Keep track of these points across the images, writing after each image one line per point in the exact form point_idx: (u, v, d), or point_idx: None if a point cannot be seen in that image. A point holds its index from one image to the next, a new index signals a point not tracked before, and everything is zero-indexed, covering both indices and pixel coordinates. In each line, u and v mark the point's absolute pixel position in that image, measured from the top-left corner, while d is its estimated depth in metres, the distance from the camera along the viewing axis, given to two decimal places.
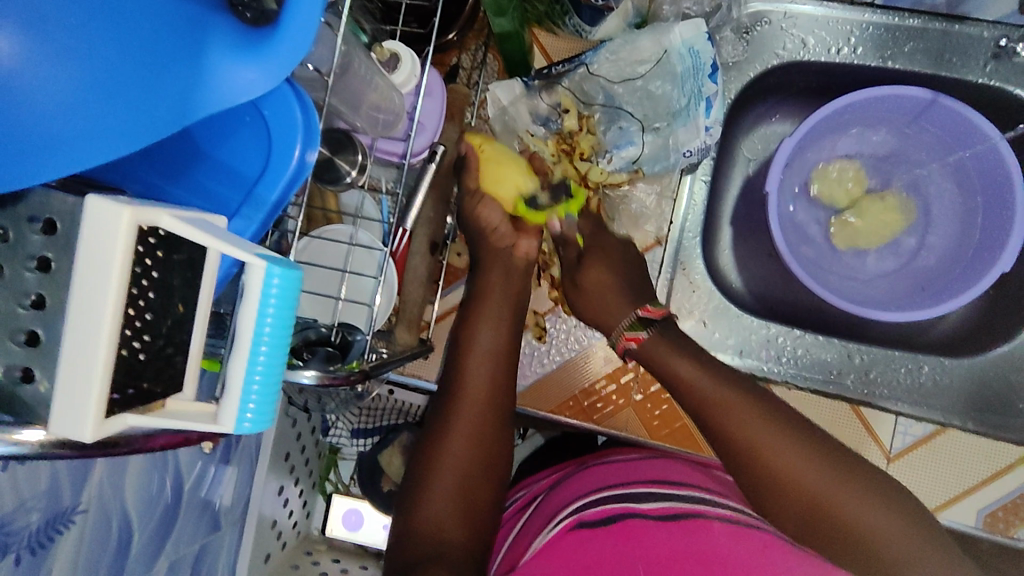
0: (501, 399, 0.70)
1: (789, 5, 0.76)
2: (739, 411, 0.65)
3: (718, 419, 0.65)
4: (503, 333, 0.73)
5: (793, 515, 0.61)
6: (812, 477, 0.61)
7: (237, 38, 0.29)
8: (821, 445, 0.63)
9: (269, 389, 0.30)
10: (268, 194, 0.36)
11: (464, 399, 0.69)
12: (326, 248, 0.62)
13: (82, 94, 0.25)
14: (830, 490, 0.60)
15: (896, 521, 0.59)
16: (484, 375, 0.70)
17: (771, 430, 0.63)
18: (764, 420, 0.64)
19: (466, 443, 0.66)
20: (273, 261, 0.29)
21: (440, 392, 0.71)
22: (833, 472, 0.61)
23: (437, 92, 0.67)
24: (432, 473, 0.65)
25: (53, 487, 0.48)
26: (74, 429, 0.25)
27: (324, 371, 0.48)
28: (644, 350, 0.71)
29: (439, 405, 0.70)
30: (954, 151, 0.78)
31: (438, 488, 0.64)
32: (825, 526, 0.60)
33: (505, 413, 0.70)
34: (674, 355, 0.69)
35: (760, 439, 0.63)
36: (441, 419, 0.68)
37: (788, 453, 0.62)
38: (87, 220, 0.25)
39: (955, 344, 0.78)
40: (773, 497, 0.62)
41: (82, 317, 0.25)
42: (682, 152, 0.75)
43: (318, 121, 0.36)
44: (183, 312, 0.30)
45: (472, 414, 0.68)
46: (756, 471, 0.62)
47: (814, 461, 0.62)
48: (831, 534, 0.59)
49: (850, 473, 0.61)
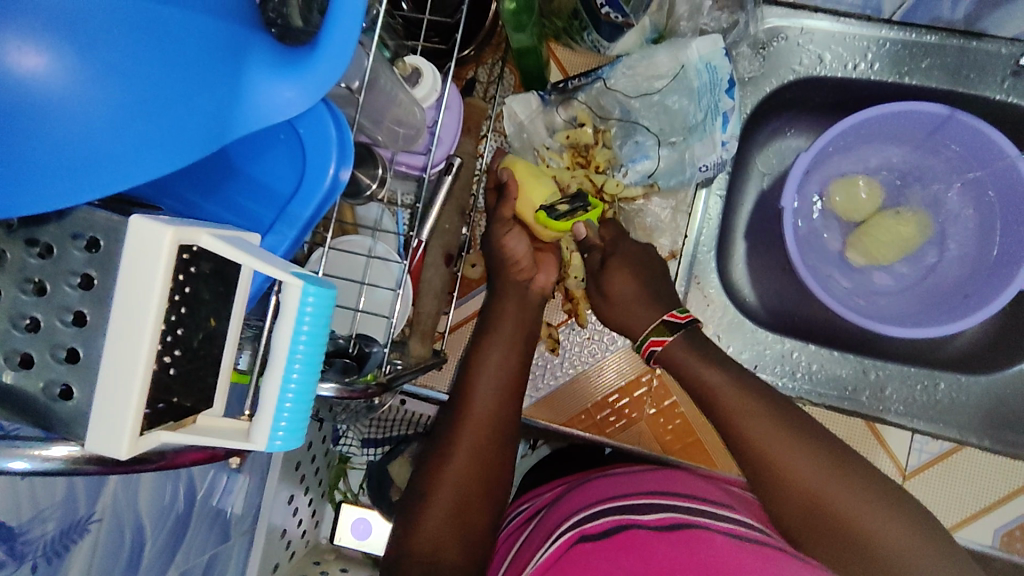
0: (510, 422, 0.69)
1: (806, 21, 0.77)
2: (738, 415, 0.65)
3: (729, 429, 0.65)
4: (515, 349, 0.72)
5: (789, 515, 0.60)
6: (807, 474, 0.60)
7: (275, 59, 0.29)
8: (823, 443, 0.63)
9: (301, 404, 0.30)
10: (301, 211, 0.36)
11: (469, 413, 0.67)
12: (344, 259, 0.62)
13: (128, 112, 0.25)
14: (829, 487, 0.59)
15: (890, 519, 0.57)
16: (493, 396, 0.69)
17: (774, 428, 0.63)
18: (772, 421, 0.64)
19: (469, 459, 0.65)
20: (308, 280, 0.29)
21: (448, 405, 0.70)
22: (834, 471, 0.60)
23: (455, 106, 0.68)
24: (434, 486, 0.64)
25: (70, 495, 0.48)
26: (111, 446, 0.25)
27: (343, 385, 0.49)
28: (685, 370, 0.69)
29: (447, 416, 0.68)
30: (971, 168, 0.78)
31: (438, 504, 0.63)
32: (819, 522, 0.58)
33: (510, 429, 0.69)
34: (686, 354, 0.69)
35: (761, 438, 0.63)
36: (450, 432, 0.67)
37: (788, 452, 0.61)
38: (129, 239, 0.25)
39: (971, 361, 0.78)
40: (772, 495, 0.61)
41: (118, 333, 0.25)
42: (697, 167, 0.76)
43: (352, 139, 0.36)
44: (215, 327, 0.30)
45: (479, 432, 0.66)
46: (759, 468, 0.62)
47: (816, 459, 0.61)
48: (830, 527, 0.58)
49: (847, 471, 0.60)
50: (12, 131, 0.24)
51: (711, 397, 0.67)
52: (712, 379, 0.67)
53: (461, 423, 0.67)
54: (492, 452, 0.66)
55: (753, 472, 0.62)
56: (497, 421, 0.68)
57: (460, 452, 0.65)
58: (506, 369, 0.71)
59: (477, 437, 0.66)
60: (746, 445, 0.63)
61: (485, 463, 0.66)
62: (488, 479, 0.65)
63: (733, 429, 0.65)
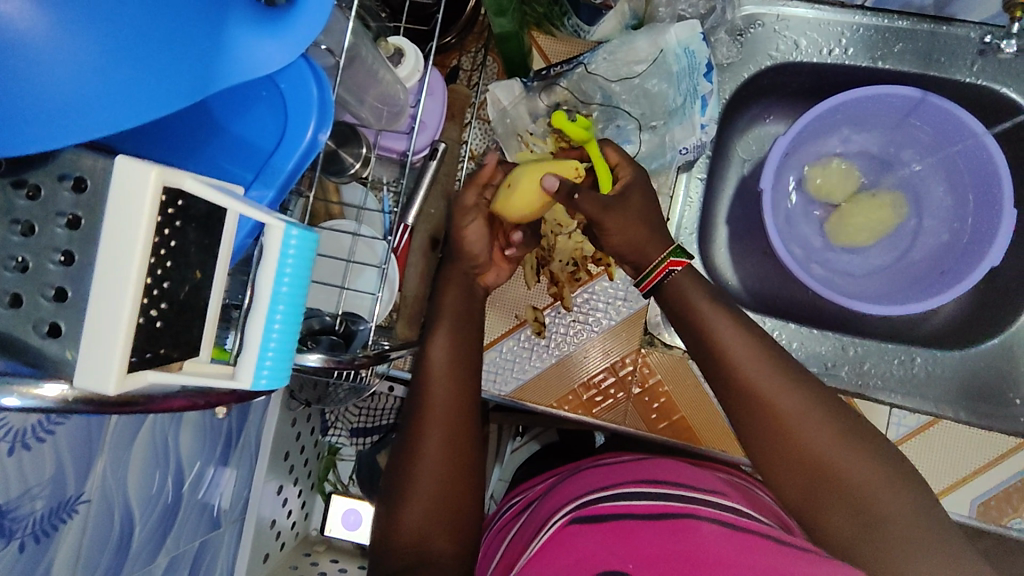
0: (471, 407, 0.66)
1: (781, 8, 0.79)
2: (751, 377, 0.61)
3: (748, 398, 0.61)
4: (459, 331, 0.68)
5: (797, 481, 0.58)
6: (818, 440, 0.58)
7: (255, 13, 0.30)
8: (836, 410, 0.60)
9: (285, 346, 0.32)
10: (283, 164, 0.37)
11: (430, 400, 0.64)
12: (331, 240, 0.63)
13: (111, 56, 0.27)
14: (838, 455, 0.57)
15: (895, 490, 0.56)
16: (449, 382, 0.65)
17: (784, 384, 0.60)
18: (781, 381, 0.60)
19: (439, 451, 0.62)
20: (291, 224, 0.32)
21: (410, 399, 0.66)
22: (844, 439, 0.58)
23: (436, 93, 0.71)
24: (410, 482, 0.62)
25: (58, 474, 0.48)
26: (99, 382, 0.26)
27: (330, 356, 0.49)
28: (699, 311, 0.65)
29: (410, 405, 0.66)
30: (941, 148, 0.80)
31: (416, 499, 0.61)
32: (827, 489, 0.57)
33: (471, 413, 0.66)
34: (697, 291, 0.67)
35: (774, 394, 0.60)
36: (415, 422, 0.64)
37: (801, 419, 0.59)
38: (117, 179, 0.26)
39: (947, 338, 0.80)
40: (777, 460, 0.59)
41: (109, 273, 0.26)
42: (677, 150, 0.77)
43: (332, 99, 0.37)
44: (201, 279, 0.31)
45: (442, 422, 0.63)
46: (768, 427, 0.59)
47: (825, 424, 0.59)
48: (839, 493, 0.56)
49: (856, 441, 0.58)
50: (7, 81, 0.26)
51: (720, 350, 0.63)
52: (715, 325, 0.64)
53: (423, 412, 0.64)
54: (460, 441, 0.64)
55: (761, 433, 0.60)
56: (462, 405, 0.65)
57: (429, 442, 0.63)
58: (459, 354, 0.67)
59: (444, 427, 0.63)
60: (754, 398, 0.60)
61: (455, 452, 0.63)
62: (461, 468, 0.63)
63: (742, 386, 0.61)
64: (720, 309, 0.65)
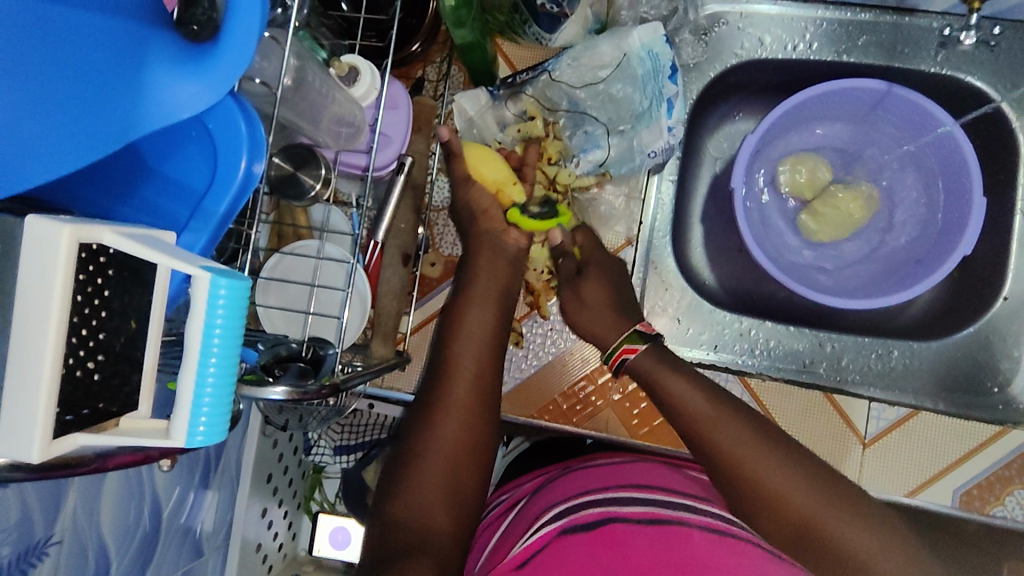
0: (490, 390, 0.67)
1: (744, 6, 0.78)
2: (714, 425, 0.64)
3: (713, 455, 0.63)
4: (495, 311, 0.71)
5: (774, 529, 0.60)
6: (788, 492, 0.59)
7: (178, 53, 0.29)
8: (801, 460, 0.62)
9: (220, 400, 0.31)
10: (215, 207, 0.35)
11: (452, 377, 0.66)
12: (296, 264, 0.62)
13: (19, 114, 0.25)
14: (809, 503, 0.59)
15: (873, 538, 0.57)
16: (473, 366, 0.67)
17: (746, 440, 0.63)
18: (745, 437, 0.63)
19: (456, 429, 0.63)
20: (219, 272, 0.30)
21: (428, 379, 0.68)
22: (815, 489, 0.60)
23: (400, 105, 0.69)
24: (416, 459, 0.62)
25: (24, 519, 0.46)
26: (22, 450, 0.25)
27: (294, 386, 0.47)
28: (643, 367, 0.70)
29: (430, 382, 0.67)
30: (910, 137, 0.80)
31: (424, 474, 0.61)
32: (807, 542, 0.59)
33: (492, 395, 0.67)
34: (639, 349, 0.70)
35: (740, 449, 0.62)
36: (433, 401, 0.65)
37: (768, 471, 0.61)
38: (27, 240, 0.25)
39: (924, 328, 0.80)
40: (754, 512, 0.61)
41: (28, 336, 0.25)
42: (646, 153, 0.77)
43: (263, 134, 0.36)
44: (137, 329, 0.30)
45: (463, 401, 0.65)
46: (737, 485, 0.61)
47: (792, 474, 0.61)
48: (818, 547, 0.58)
49: (827, 488, 0.60)
50: None
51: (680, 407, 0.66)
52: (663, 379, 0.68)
53: (443, 393, 0.65)
54: (477, 421, 0.65)
55: (731, 487, 0.62)
56: (478, 383, 0.66)
57: (447, 420, 0.63)
58: (486, 335, 0.70)
59: (462, 405, 0.64)
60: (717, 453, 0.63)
61: (473, 432, 0.64)
62: (474, 448, 0.63)
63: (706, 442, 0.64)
64: (676, 374, 0.68)
